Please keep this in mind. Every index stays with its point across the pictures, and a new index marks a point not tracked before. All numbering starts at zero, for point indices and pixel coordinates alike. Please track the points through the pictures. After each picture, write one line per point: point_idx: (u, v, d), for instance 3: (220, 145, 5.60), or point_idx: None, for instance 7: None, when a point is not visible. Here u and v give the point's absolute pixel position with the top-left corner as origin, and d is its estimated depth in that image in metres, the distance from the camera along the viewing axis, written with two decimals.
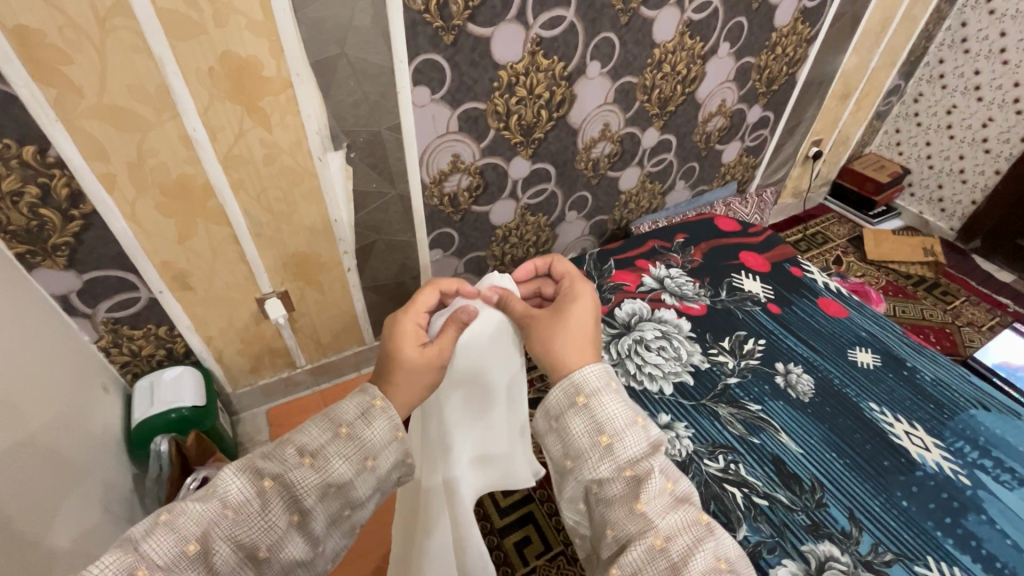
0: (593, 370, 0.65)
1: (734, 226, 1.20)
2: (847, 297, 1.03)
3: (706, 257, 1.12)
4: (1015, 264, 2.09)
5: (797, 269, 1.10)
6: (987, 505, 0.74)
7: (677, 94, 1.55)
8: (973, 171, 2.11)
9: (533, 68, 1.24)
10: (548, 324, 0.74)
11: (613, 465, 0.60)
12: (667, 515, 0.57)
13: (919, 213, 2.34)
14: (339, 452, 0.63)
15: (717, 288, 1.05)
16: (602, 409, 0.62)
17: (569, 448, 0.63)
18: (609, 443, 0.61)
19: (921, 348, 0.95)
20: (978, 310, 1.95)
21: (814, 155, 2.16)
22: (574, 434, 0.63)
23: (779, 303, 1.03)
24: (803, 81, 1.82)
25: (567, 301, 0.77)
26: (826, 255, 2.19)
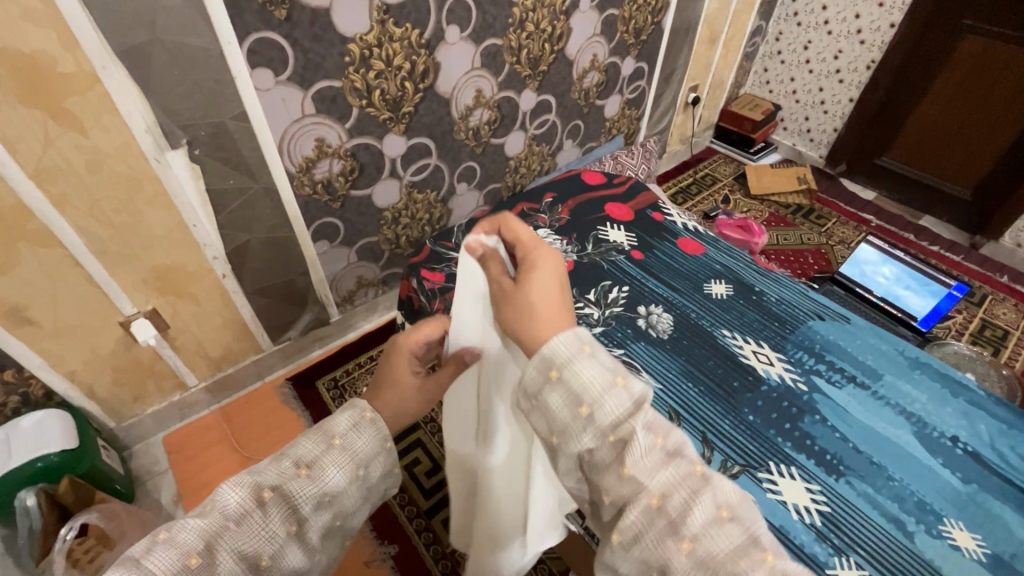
0: (563, 335, 0.49)
1: (599, 179, 1.23)
2: (703, 234, 1.09)
3: (573, 214, 1.13)
4: (875, 182, 2.30)
5: (658, 214, 1.15)
6: (820, 405, 0.82)
7: (547, 53, 1.54)
8: (832, 101, 2.29)
9: (385, 39, 1.18)
10: (510, 290, 0.58)
11: (598, 436, 0.45)
12: (660, 474, 0.44)
13: (793, 145, 2.52)
14: (336, 462, 0.59)
15: (583, 242, 1.07)
16: (579, 377, 0.46)
17: (548, 424, 0.48)
18: (591, 412, 0.46)
19: (766, 272, 1.02)
20: (847, 229, 2.14)
21: (693, 101, 2.25)
22: (549, 410, 0.48)
23: (642, 249, 1.07)
24: (670, 29, 1.87)
25: (529, 261, 0.60)
26: (715, 195, 2.31)
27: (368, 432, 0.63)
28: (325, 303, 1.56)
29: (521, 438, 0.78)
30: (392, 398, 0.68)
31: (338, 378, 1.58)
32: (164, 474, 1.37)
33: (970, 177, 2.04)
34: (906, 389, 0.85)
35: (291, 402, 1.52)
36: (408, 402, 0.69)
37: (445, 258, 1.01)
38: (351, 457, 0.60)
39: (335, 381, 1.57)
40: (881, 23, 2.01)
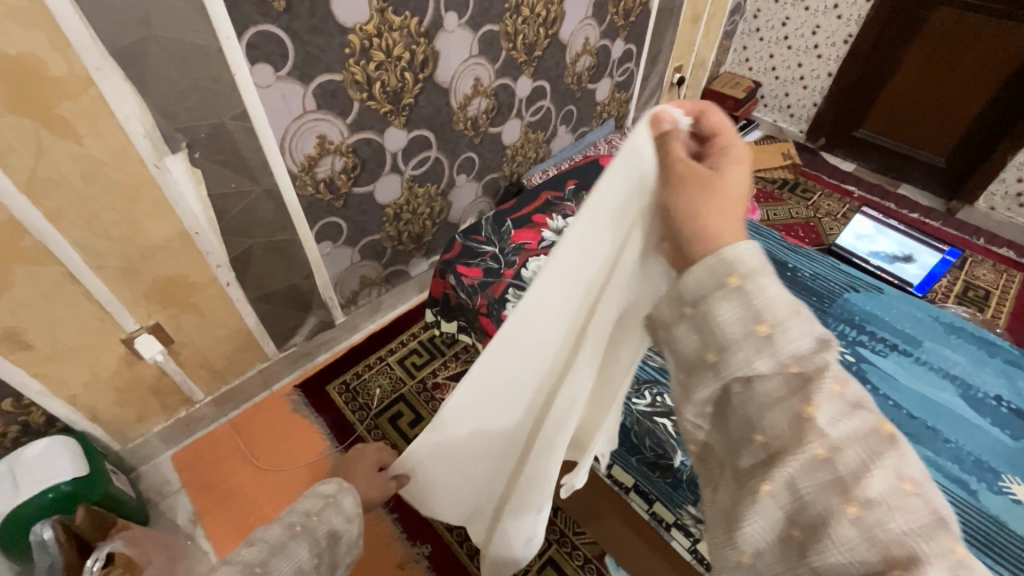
0: (750, 244, 0.42)
1: None
2: None
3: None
4: (854, 154, 2.37)
5: None
6: (870, 375, 0.86)
7: (542, 37, 1.52)
8: (811, 76, 2.34)
9: (385, 28, 1.13)
10: (701, 181, 0.48)
11: (774, 360, 0.39)
12: (843, 423, 0.37)
13: (773, 122, 2.57)
14: (335, 513, 0.72)
15: None
16: (767, 295, 0.40)
17: (705, 336, 0.42)
18: (769, 333, 0.39)
19: (798, 248, 1.08)
20: (832, 201, 2.20)
21: (678, 81, 2.26)
22: (718, 322, 0.41)
23: None
24: (657, 9, 1.86)
25: (727, 158, 0.50)
26: None
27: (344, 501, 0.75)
28: (330, 306, 1.52)
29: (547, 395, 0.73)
30: None
31: (348, 381, 1.54)
32: (176, 493, 1.32)
33: (944, 145, 2.12)
34: (947, 353, 0.90)
35: (302, 409, 1.48)
36: None
37: (479, 252, 1.00)
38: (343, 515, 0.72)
39: (346, 385, 1.53)
40: None
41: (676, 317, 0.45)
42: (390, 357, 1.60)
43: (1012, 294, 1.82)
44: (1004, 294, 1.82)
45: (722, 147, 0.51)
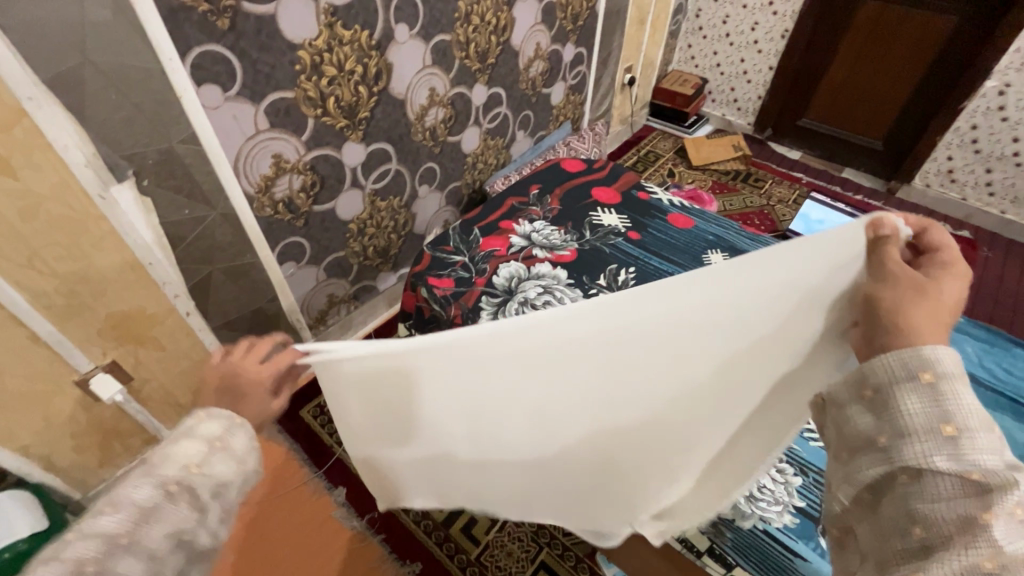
0: (950, 350, 0.45)
1: (579, 166, 1.25)
2: (690, 208, 1.15)
3: (563, 202, 1.15)
4: (800, 142, 2.49)
5: (643, 193, 1.19)
6: None
7: (494, 44, 1.53)
8: (753, 70, 2.44)
9: (335, 42, 1.11)
10: (916, 287, 0.50)
11: (951, 458, 0.42)
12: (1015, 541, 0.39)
13: (722, 115, 2.66)
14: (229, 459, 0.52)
15: (580, 230, 1.08)
16: (959, 402, 0.44)
17: (884, 424, 0.47)
18: (954, 435, 0.43)
19: (757, 237, 1.11)
20: (783, 188, 2.29)
21: (629, 81, 2.32)
22: (901, 412, 0.46)
23: (637, 229, 1.10)
24: (603, 13, 1.90)
25: (946, 271, 0.52)
26: (661, 170, 2.40)
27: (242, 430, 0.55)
28: (298, 328, 1.48)
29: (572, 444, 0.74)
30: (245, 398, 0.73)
31: (323, 404, 1.50)
32: None
33: (881, 129, 2.24)
34: None
35: (277, 437, 1.44)
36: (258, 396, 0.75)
37: (449, 263, 1.00)
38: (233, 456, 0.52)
39: (321, 408, 1.49)
40: None
41: (855, 399, 0.50)
42: None
43: None
44: None
45: (943, 261, 0.53)
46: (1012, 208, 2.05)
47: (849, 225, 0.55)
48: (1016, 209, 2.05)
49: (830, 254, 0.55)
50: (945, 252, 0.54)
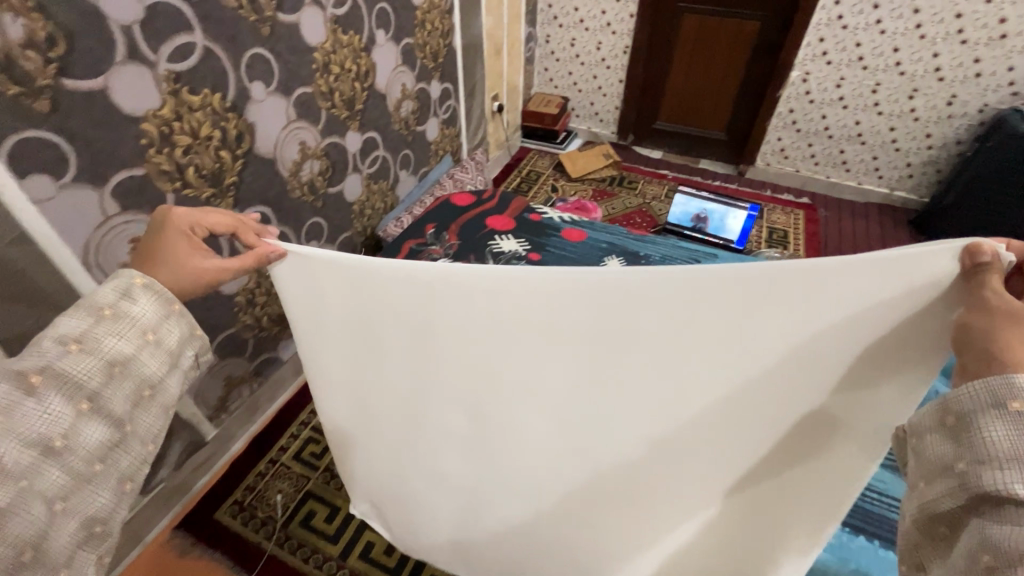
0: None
1: (468, 199, 1.27)
2: (581, 222, 1.21)
3: (460, 237, 1.16)
4: (659, 142, 2.75)
5: (535, 215, 1.23)
6: None
7: (359, 90, 1.52)
8: (607, 85, 2.66)
9: (184, 109, 1.03)
10: (1008, 313, 0.53)
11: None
12: None
13: (589, 128, 2.86)
14: (111, 331, 0.65)
15: (483, 261, 1.09)
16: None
17: (964, 449, 0.52)
18: None
19: (644, 237, 1.19)
20: (654, 185, 2.51)
21: (498, 109, 2.42)
22: (987, 440, 0.49)
23: (537, 250, 1.13)
24: (460, 48, 1.98)
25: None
26: (544, 187, 2.52)
27: (144, 296, 0.68)
28: (196, 423, 1.32)
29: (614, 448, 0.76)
30: (170, 273, 0.73)
31: (241, 500, 1.35)
32: None
33: (723, 122, 2.55)
34: None
35: (191, 551, 1.26)
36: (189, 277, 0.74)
37: None
38: (130, 323, 0.66)
39: (240, 504, 1.34)
40: (622, 15, 2.40)
41: (937, 424, 0.55)
42: (284, 455, 1.44)
43: (802, 229, 2.24)
44: (796, 231, 2.23)
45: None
46: (836, 173, 2.42)
47: (937, 247, 0.59)
48: (838, 173, 2.42)
49: (903, 264, 0.59)
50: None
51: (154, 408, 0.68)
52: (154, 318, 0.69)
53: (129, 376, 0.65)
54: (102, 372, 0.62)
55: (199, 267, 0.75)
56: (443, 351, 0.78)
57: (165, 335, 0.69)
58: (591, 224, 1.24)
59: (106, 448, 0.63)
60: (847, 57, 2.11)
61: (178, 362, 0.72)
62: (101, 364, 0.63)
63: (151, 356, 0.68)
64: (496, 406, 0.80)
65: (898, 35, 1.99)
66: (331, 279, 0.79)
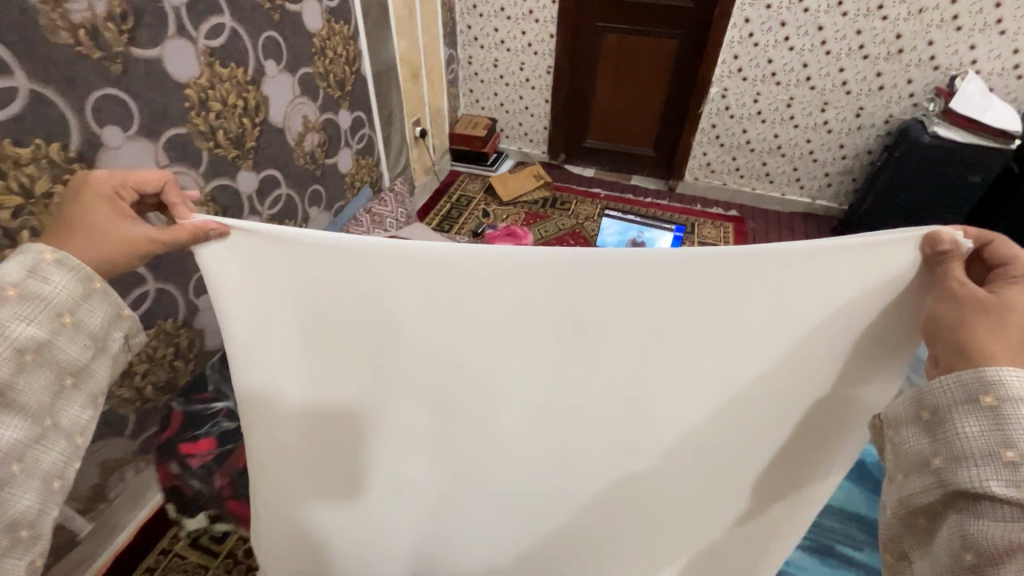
0: (1014, 373, 0.52)
1: None
2: None
3: None
4: (590, 160, 2.72)
5: None
6: None
7: (250, 126, 1.38)
8: (533, 105, 2.62)
9: (8, 164, 0.87)
10: (978, 303, 0.56)
11: (1008, 482, 0.50)
12: None
13: (520, 148, 2.80)
14: (20, 314, 0.58)
15: None
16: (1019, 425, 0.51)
17: (940, 444, 0.55)
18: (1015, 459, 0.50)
19: None
20: (587, 205, 2.47)
21: (421, 134, 2.32)
22: (963, 436, 0.53)
23: None
24: (371, 74, 1.88)
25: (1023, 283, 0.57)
26: (475, 212, 2.43)
27: (60, 272, 0.61)
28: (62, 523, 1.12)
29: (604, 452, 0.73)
30: (87, 238, 0.64)
31: None
32: None
33: (650, 139, 2.55)
34: None
35: None
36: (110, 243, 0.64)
37: None
38: (37, 302, 0.59)
39: None
40: (542, 35, 2.37)
41: (913, 418, 0.59)
42: (178, 544, 1.30)
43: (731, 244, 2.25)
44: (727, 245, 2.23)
45: (1013, 277, 0.58)
46: (760, 184, 2.46)
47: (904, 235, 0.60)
48: (763, 185, 2.46)
49: (878, 250, 0.60)
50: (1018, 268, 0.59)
51: (79, 396, 0.63)
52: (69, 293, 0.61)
53: (46, 362, 0.60)
54: (13, 361, 0.56)
55: (123, 232, 0.65)
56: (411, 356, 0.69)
57: (81, 315, 0.63)
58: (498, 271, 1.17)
59: (25, 448, 0.57)
60: (761, 73, 2.14)
61: (105, 346, 0.66)
62: (11, 351, 0.56)
63: (68, 338, 0.61)
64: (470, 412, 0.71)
65: (806, 51, 2.04)
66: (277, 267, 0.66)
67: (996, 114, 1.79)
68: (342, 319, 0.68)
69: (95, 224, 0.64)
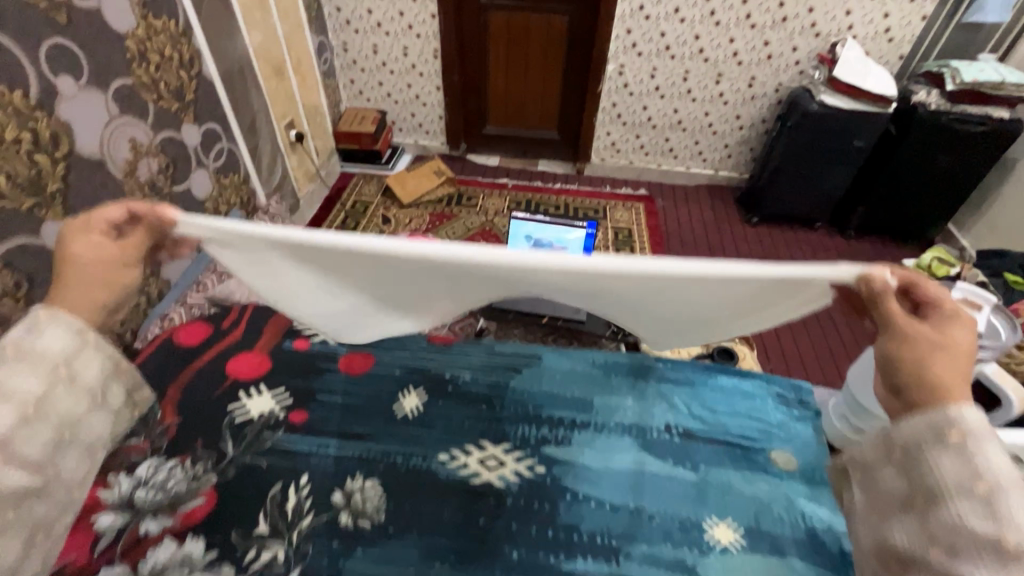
0: (973, 410, 0.54)
1: (203, 333, 0.87)
2: (356, 344, 0.90)
3: (186, 411, 0.77)
4: (494, 148, 2.55)
5: (301, 342, 0.88)
6: (565, 481, 0.75)
7: (50, 164, 1.07)
8: (424, 93, 2.39)
9: None
10: (924, 343, 0.57)
11: (978, 513, 0.50)
12: None
13: (416, 141, 2.57)
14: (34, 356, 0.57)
15: (217, 447, 0.75)
16: (987, 459, 0.51)
17: (915, 480, 0.56)
18: (986, 493, 0.50)
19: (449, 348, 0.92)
20: (495, 199, 2.31)
21: (298, 138, 2.02)
22: (939, 471, 0.54)
23: (303, 403, 0.82)
24: (219, 76, 1.56)
25: (948, 320, 0.58)
26: (374, 219, 2.19)
27: (56, 328, 0.59)
28: None
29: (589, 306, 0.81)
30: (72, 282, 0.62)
31: None
32: None
33: (553, 121, 2.42)
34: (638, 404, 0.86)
35: None
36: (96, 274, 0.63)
37: None
38: (39, 365, 0.57)
39: None
40: (423, 15, 2.13)
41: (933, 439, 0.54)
42: None
43: (643, 226, 2.20)
44: (639, 228, 2.18)
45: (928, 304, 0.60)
46: (665, 161, 2.43)
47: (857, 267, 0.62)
48: (668, 161, 2.42)
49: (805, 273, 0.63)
50: (944, 306, 0.59)
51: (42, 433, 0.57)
52: (67, 333, 0.60)
53: (46, 361, 0.58)
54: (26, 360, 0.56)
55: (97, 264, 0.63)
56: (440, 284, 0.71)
57: (83, 357, 0.61)
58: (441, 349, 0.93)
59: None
60: (655, 48, 2.07)
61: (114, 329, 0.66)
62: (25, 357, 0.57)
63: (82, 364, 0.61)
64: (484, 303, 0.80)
65: (696, 23, 1.98)
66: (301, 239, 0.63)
67: (874, 79, 1.84)
68: (369, 276, 0.70)
69: (108, 261, 0.63)
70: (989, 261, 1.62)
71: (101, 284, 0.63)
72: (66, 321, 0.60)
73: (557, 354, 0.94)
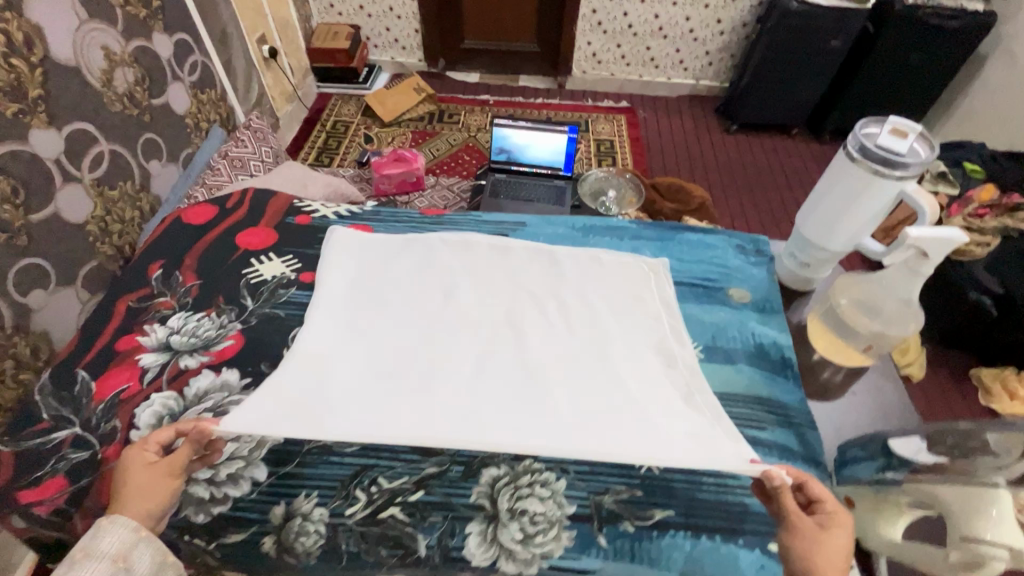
0: None
1: (209, 210, 0.82)
2: (364, 215, 0.84)
3: (202, 272, 0.74)
4: (473, 64, 2.50)
5: (303, 216, 0.82)
6: None
7: (26, 69, 0.99)
8: (398, 5, 2.30)
9: None
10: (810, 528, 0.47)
11: None
12: None
13: (393, 59, 2.51)
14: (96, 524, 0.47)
15: (238, 300, 0.71)
16: None
17: None
18: None
19: (440, 218, 0.85)
20: (477, 115, 2.30)
21: (271, 54, 1.95)
22: None
23: (312, 266, 0.76)
24: None
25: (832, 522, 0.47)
26: (356, 138, 2.19)
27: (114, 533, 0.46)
28: None
29: (601, 307, 0.67)
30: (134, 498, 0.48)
31: None
32: None
33: (532, 33, 2.37)
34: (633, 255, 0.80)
35: None
36: (150, 490, 0.49)
37: (48, 454, 0.57)
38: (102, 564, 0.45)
39: None
40: None
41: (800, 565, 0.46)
42: None
43: (625, 137, 2.21)
44: (622, 138, 2.21)
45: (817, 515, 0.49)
46: (646, 71, 2.41)
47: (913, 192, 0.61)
48: (649, 71, 2.41)
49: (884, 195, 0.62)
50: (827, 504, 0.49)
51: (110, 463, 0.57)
52: (119, 544, 0.46)
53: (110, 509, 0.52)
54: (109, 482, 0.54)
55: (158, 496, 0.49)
56: (449, 353, 0.60)
57: (139, 561, 0.47)
58: (434, 219, 0.86)
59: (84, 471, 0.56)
60: None
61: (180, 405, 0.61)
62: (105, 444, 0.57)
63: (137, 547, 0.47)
64: (480, 245, 0.75)
65: None
66: (327, 413, 0.51)
67: None
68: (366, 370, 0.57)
69: (159, 485, 0.49)
70: (951, 151, 1.70)
71: (148, 504, 0.49)
72: (116, 537, 0.46)
73: (541, 220, 0.85)
